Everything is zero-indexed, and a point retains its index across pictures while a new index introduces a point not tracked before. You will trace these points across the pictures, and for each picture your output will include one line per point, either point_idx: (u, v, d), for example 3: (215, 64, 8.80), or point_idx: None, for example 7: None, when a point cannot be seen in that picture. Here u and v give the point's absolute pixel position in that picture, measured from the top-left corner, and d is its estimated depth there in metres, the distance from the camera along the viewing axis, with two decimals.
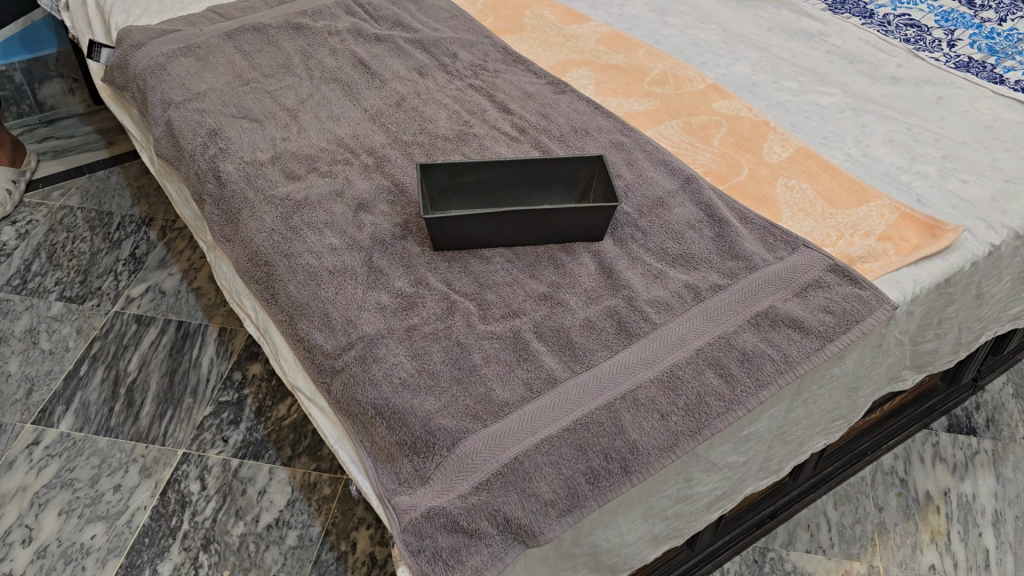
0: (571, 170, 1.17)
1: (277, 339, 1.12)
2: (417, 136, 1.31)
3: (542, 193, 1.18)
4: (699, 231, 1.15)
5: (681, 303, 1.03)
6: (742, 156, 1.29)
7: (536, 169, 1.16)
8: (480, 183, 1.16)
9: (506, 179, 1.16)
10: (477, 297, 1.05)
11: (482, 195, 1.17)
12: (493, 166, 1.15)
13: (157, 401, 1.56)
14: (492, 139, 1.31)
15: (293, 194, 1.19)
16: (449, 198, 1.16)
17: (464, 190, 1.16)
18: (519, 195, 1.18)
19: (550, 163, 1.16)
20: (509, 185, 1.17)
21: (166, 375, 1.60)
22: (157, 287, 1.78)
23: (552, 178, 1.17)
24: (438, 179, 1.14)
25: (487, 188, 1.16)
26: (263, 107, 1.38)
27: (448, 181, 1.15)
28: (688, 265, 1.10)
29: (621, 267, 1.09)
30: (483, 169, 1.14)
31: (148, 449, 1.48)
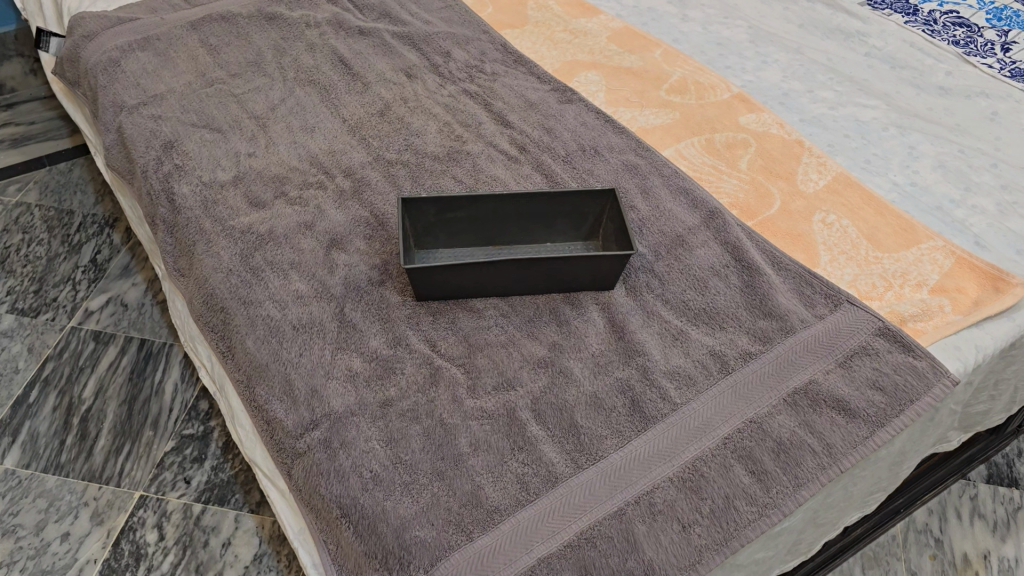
0: (578, 206, 1.01)
1: (234, 400, 0.96)
2: (401, 154, 1.14)
3: (543, 230, 1.02)
4: (725, 278, 0.99)
5: (704, 376, 0.88)
6: (772, 183, 1.13)
7: (537, 205, 0.99)
8: (471, 219, 0.99)
9: (502, 215, 1.00)
10: (466, 362, 0.89)
11: (474, 232, 1.01)
12: (487, 202, 0.98)
13: (113, 433, 1.41)
14: (487, 159, 1.14)
15: (257, 225, 1.03)
16: (435, 234, 1.00)
17: (453, 225, 1.00)
18: (517, 232, 1.02)
19: (553, 199, 0.99)
20: (505, 221, 1.00)
21: (124, 404, 1.45)
22: (119, 299, 1.63)
23: (554, 214, 1.01)
24: (423, 214, 0.98)
25: (479, 224, 1.00)
26: (228, 114, 1.21)
27: (433, 217, 0.98)
28: (713, 323, 0.94)
29: (635, 327, 0.93)
30: (475, 205, 0.98)
31: (101, 491, 1.34)
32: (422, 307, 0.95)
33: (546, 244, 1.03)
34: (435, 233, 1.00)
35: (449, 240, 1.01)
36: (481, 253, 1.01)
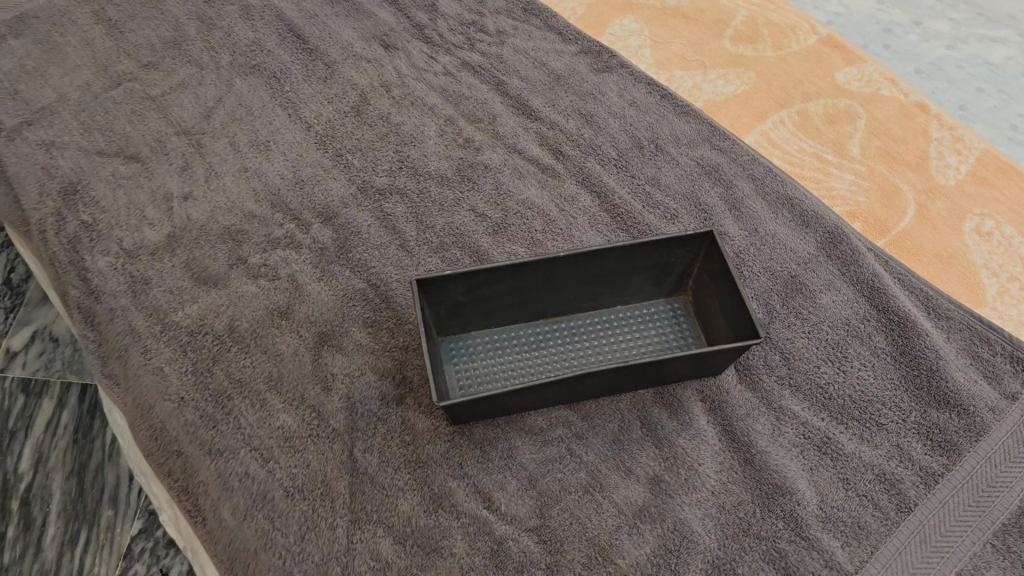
0: (662, 257, 0.72)
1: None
2: (395, 177, 0.83)
3: (613, 291, 0.74)
4: (869, 343, 0.72)
5: (877, 521, 0.62)
6: (900, 176, 0.84)
7: (605, 263, 0.70)
8: (515, 290, 0.70)
9: (556, 281, 0.71)
10: (539, 524, 0.63)
11: (519, 305, 0.72)
12: (536, 268, 0.69)
13: (63, 518, 1.03)
14: (512, 174, 0.84)
15: (212, 318, 0.73)
16: (467, 314, 0.71)
17: (489, 301, 0.71)
18: (577, 298, 0.73)
19: (627, 253, 0.70)
20: (561, 288, 0.72)
21: (73, 474, 1.06)
22: (48, 331, 1.21)
23: (629, 271, 0.72)
24: (447, 294, 0.68)
25: (526, 296, 0.71)
26: (147, 132, 0.88)
27: (463, 297, 0.69)
28: (867, 420, 0.68)
29: (764, 441, 0.66)
30: (521, 274, 0.69)
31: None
32: (462, 437, 0.67)
33: (618, 307, 0.75)
34: (466, 314, 0.71)
35: (486, 320, 0.72)
36: (531, 331, 0.73)
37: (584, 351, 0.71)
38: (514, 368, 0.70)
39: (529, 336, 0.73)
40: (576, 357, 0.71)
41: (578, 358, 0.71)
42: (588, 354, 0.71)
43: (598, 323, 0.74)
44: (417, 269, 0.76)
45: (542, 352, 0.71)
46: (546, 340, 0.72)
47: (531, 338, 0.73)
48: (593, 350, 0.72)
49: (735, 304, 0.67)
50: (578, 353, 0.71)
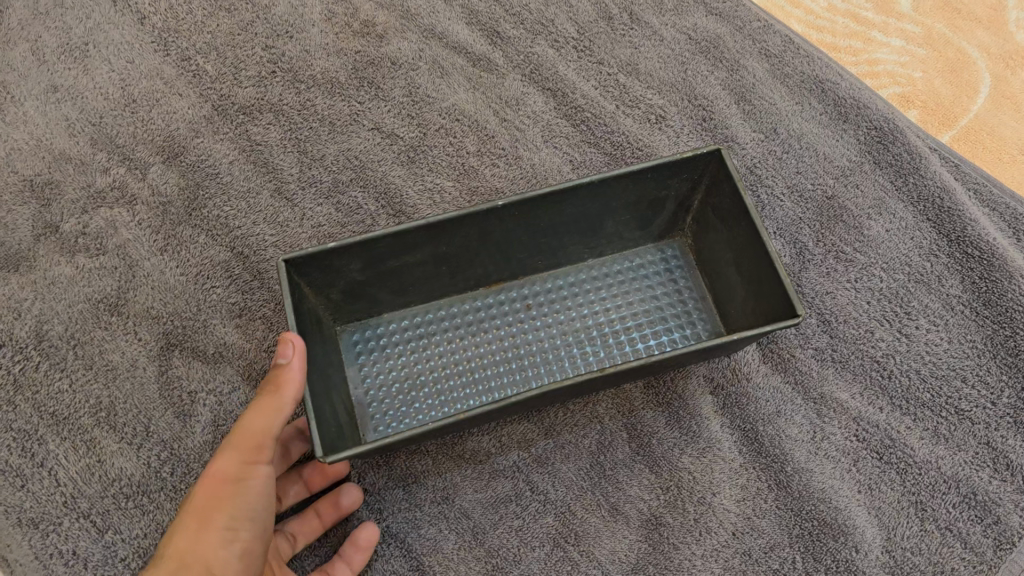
0: (647, 192, 0.49)
1: None
2: (267, 88, 0.59)
3: (584, 244, 0.51)
4: (938, 289, 0.52)
5: (968, 567, 0.44)
6: (965, 38, 0.62)
7: (565, 207, 0.48)
8: (438, 256, 0.48)
9: (495, 237, 0.48)
10: None
11: (448, 275, 0.50)
12: (463, 224, 0.46)
13: None
14: (431, 69, 0.59)
15: (10, 320, 0.51)
16: (372, 295, 0.49)
17: (403, 275, 0.48)
18: (532, 256, 0.51)
19: (598, 189, 0.47)
20: (507, 246, 0.49)
21: None
22: None
23: (602, 214, 0.49)
24: (332, 274, 0.46)
25: (455, 262, 0.49)
26: None
27: (360, 274, 0.47)
28: (943, 406, 0.48)
29: (802, 453, 0.47)
30: (439, 234, 0.46)
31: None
32: (378, 475, 0.47)
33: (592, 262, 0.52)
34: (371, 296, 0.49)
35: (403, 298, 0.50)
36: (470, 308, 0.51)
37: (546, 332, 0.49)
38: (446, 367, 0.48)
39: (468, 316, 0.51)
40: (537, 342, 0.49)
41: (541, 345, 0.49)
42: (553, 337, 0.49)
43: (566, 287, 0.51)
44: (300, 226, 0.54)
45: (487, 339, 0.49)
46: (492, 320, 0.50)
47: (471, 317, 0.51)
48: (560, 330, 0.49)
49: (752, 258, 0.46)
50: (539, 336, 0.49)
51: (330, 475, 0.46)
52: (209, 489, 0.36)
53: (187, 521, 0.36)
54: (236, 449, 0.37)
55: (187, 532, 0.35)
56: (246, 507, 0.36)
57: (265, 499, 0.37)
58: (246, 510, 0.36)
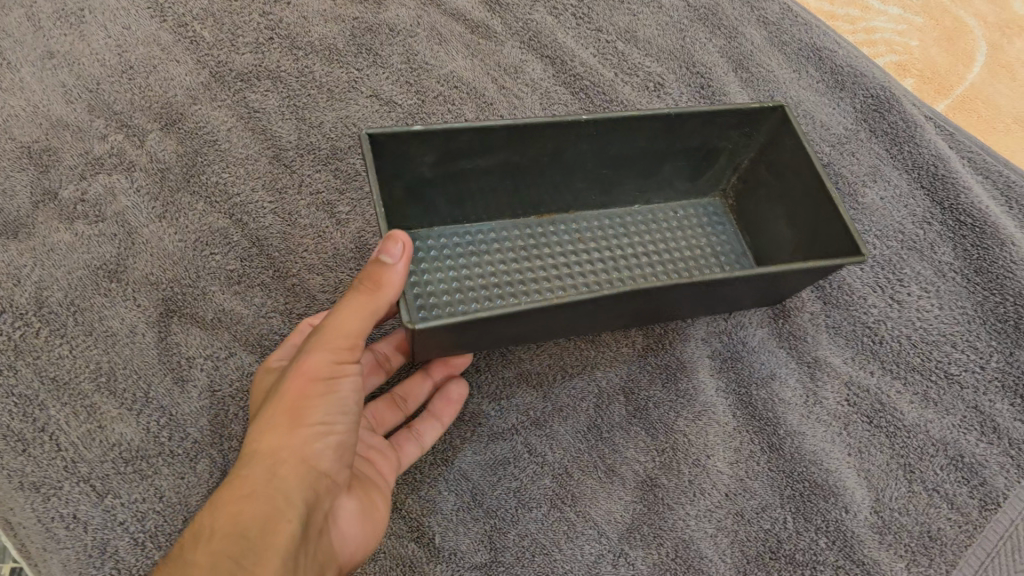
0: (706, 137, 0.48)
1: None
2: (264, 54, 0.59)
3: (635, 182, 0.50)
4: (930, 257, 0.53)
5: (954, 527, 0.45)
6: (962, 9, 0.62)
7: (633, 137, 0.47)
8: (508, 168, 0.46)
9: (567, 157, 0.47)
10: (489, 561, 0.44)
11: (510, 192, 0.48)
12: (543, 136, 0.45)
13: None
14: (428, 35, 0.60)
15: (10, 285, 0.51)
16: (430, 204, 0.47)
17: (468, 182, 0.46)
18: (587, 187, 0.49)
19: (672, 120, 0.46)
20: (570, 171, 0.48)
21: None
22: None
23: (664, 153, 0.49)
24: (410, 167, 0.43)
25: (518, 182, 0.47)
26: None
27: (432, 172, 0.44)
28: (933, 371, 0.49)
29: (795, 417, 0.48)
30: (519, 144, 0.45)
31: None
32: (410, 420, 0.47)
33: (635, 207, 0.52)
34: (428, 202, 0.46)
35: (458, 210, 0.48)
36: (519, 232, 0.49)
37: (597, 263, 0.48)
38: (503, 282, 0.46)
39: (519, 239, 0.49)
40: (587, 271, 0.47)
41: (589, 275, 0.47)
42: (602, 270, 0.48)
43: (615, 226, 0.51)
44: (298, 193, 0.55)
45: (539, 262, 0.47)
46: (542, 246, 0.49)
47: (525, 240, 0.49)
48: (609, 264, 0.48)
49: (808, 210, 0.46)
50: (588, 267, 0.48)
51: (417, 397, 0.47)
52: (300, 384, 0.35)
53: (276, 414, 0.35)
54: (330, 346, 0.36)
55: (280, 428, 0.34)
56: (338, 404, 0.36)
57: (353, 396, 0.37)
58: (336, 409, 0.36)
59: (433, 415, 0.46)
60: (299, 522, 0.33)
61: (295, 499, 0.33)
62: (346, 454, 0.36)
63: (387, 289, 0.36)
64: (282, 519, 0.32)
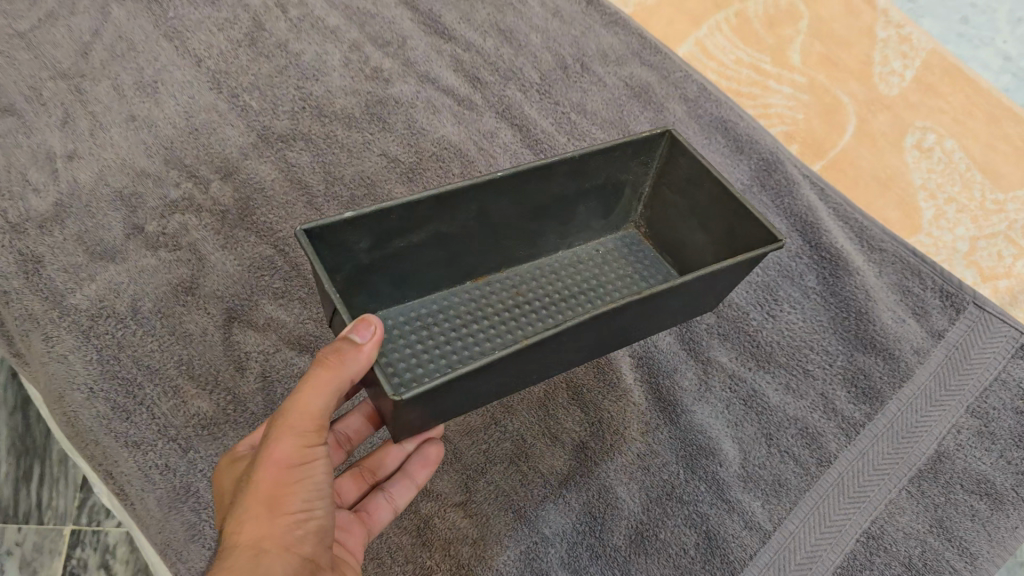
0: (611, 173, 0.64)
1: (145, 545, 0.67)
2: (298, 120, 0.77)
3: (561, 224, 0.65)
4: (798, 282, 0.71)
5: (797, 477, 0.63)
6: (840, 88, 0.80)
7: (551, 184, 0.61)
8: (440, 240, 0.59)
9: (493, 220, 0.60)
10: (465, 499, 0.62)
11: (443, 262, 0.61)
12: (464, 208, 0.57)
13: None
14: (425, 106, 0.78)
15: (112, 299, 0.69)
16: (374, 282, 0.58)
17: (406, 261, 0.59)
18: (516, 243, 0.64)
19: (575, 168, 0.61)
20: (496, 229, 0.61)
21: None
22: None
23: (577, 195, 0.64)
24: (351, 255, 0.55)
25: (452, 250, 0.60)
26: (19, 78, 0.79)
27: (368, 259, 0.56)
28: (793, 367, 0.67)
29: (690, 398, 0.66)
30: (447, 216, 0.57)
31: (24, 533, 0.76)
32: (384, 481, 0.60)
33: (560, 250, 0.67)
34: (374, 280, 0.58)
35: (400, 289, 0.60)
36: (462, 293, 0.63)
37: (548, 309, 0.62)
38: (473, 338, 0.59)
39: (463, 299, 0.63)
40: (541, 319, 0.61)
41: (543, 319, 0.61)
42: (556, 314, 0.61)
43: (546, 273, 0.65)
44: None
45: (492, 316, 0.61)
46: (489, 299, 0.63)
47: (472, 299, 0.62)
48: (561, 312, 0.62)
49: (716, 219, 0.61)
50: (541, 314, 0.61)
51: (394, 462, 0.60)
52: (273, 474, 0.44)
53: (255, 504, 0.44)
54: (295, 432, 0.45)
55: (258, 517, 0.43)
56: (306, 488, 0.45)
57: (319, 478, 0.46)
58: (307, 488, 0.45)
59: (408, 475, 0.59)
60: None
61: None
62: (318, 533, 0.46)
63: (347, 369, 0.46)
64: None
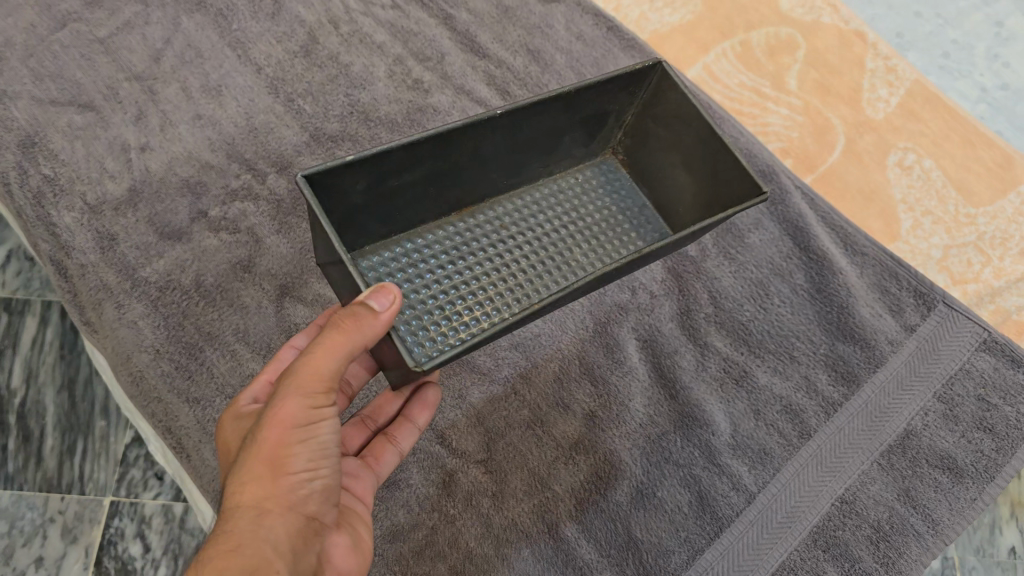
0: (598, 106, 0.72)
1: (195, 491, 0.76)
2: (347, 123, 0.86)
3: (544, 158, 0.74)
4: (788, 279, 0.79)
5: (781, 447, 0.71)
6: (832, 111, 0.88)
7: (541, 119, 0.69)
8: (432, 174, 0.67)
9: (482, 155, 0.69)
10: (486, 457, 0.71)
11: (435, 193, 0.69)
12: (454, 145, 0.65)
13: (61, 429, 0.98)
14: (460, 116, 0.87)
15: (178, 273, 0.78)
16: (364, 218, 0.66)
17: (399, 193, 0.66)
18: (503, 174, 0.72)
19: (565, 104, 0.69)
20: (485, 161, 0.69)
21: (63, 393, 1.00)
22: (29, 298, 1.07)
23: (563, 129, 0.72)
24: (349, 194, 0.62)
25: (442, 182, 0.68)
26: (99, 79, 0.88)
27: (363, 196, 0.63)
28: (781, 353, 0.75)
29: (687, 376, 0.74)
30: (438, 154, 0.65)
31: (66, 503, 0.95)
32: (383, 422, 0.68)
33: (540, 183, 0.76)
34: (371, 212, 0.66)
35: (390, 224, 0.68)
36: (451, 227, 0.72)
37: (537, 249, 0.72)
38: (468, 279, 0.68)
39: (452, 236, 0.71)
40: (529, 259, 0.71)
41: (532, 258, 0.71)
42: (546, 254, 0.72)
43: (531, 209, 0.75)
44: None
45: (481, 254, 0.71)
46: (477, 235, 0.72)
47: (462, 236, 0.72)
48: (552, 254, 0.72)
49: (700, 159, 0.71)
50: (529, 253, 0.71)
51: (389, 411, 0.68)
52: (280, 435, 0.49)
53: (261, 464, 0.49)
54: (302, 398, 0.50)
55: (260, 477, 0.49)
56: (310, 450, 0.50)
57: (325, 439, 0.51)
58: (310, 451, 0.50)
59: (409, 417, 0.67)
60: (279, 557, 0.47)
61: (273, 541, 0.48)
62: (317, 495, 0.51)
63: (355, 339, 0.51)
64: (265, 566, 0.46)
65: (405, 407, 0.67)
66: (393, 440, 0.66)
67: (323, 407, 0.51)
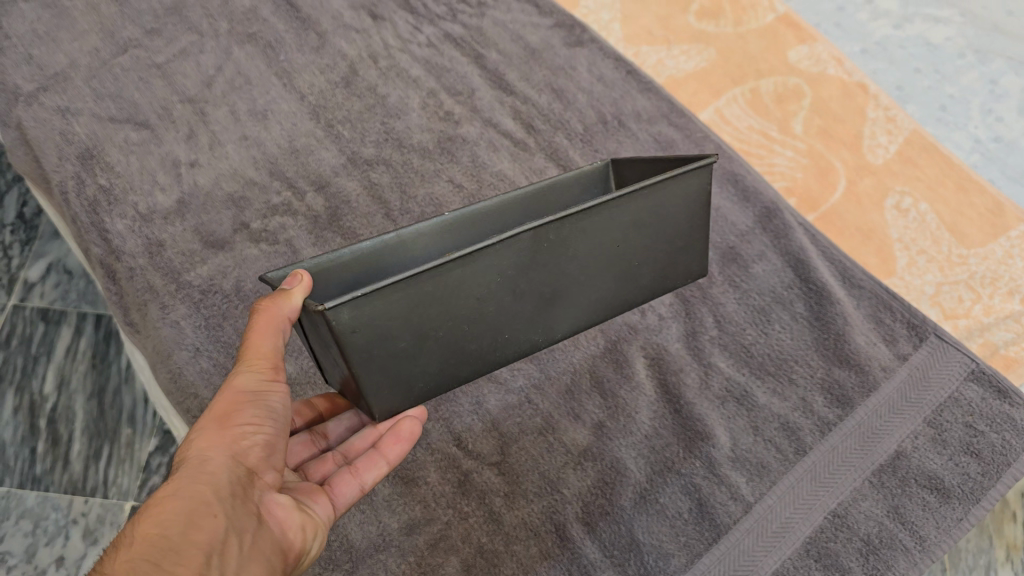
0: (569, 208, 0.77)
1: None
2: (381, 149, 0.93)
3: None
4: (788, 306, 0.84)
5: (777, 461, 0.75)
6: (834, 154, 0.95)
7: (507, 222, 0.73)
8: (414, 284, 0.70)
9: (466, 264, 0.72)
10: (500, 459, 0.75)
11: None
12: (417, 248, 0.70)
13: (89, 435, 1.04)
14: (487, 146, 0.94)
15: (220, 279, 0.84)
16: None
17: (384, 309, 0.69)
18: None
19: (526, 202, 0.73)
20: None
21: (93, 400, 1.07)
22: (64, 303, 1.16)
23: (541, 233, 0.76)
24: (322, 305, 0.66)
25: None
26: (155, 100, 0.96)
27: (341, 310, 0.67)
28: (780, 374, 0.80)
29: (692, 392, 0.79)
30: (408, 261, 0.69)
31: (89, 505, 1.00)
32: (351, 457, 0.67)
33: None
34: None
35: None
36: None
37: None
38: None
39: None
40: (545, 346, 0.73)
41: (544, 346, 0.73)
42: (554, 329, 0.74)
43: None
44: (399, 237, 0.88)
45: None
46: None
47: None
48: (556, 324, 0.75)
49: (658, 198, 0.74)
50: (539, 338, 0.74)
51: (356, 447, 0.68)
52: (225, 396, 0.56)
53: (207, 422, 0.56)
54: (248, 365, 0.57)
55: (206, 431, 0.55)
56: (252, 408, 0.56)
57: (271, 402, 0.57)
58: (256, 411, 0.56)
59: (380, 455, 0.64)
60: (221, 497, 0.52)
61: (210, 484, 0.52)
62: (264, 452, 0.56)
63: (280, 311, 0.57)
64: (202, 508, 0.51)
65: (379, 441, 0.65)
66: (357, 475, 0.63)
67: (270, 375, 0.58)
